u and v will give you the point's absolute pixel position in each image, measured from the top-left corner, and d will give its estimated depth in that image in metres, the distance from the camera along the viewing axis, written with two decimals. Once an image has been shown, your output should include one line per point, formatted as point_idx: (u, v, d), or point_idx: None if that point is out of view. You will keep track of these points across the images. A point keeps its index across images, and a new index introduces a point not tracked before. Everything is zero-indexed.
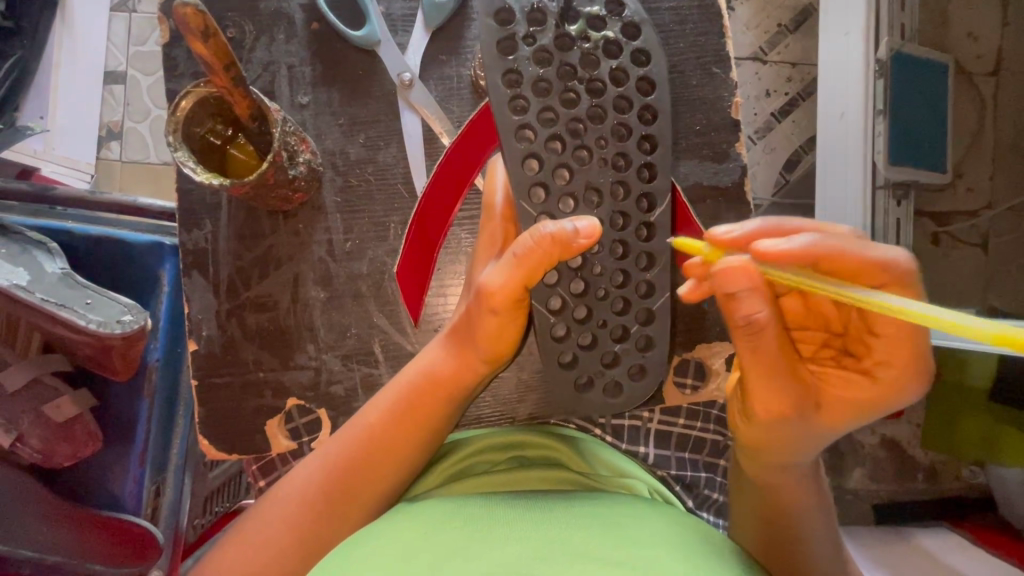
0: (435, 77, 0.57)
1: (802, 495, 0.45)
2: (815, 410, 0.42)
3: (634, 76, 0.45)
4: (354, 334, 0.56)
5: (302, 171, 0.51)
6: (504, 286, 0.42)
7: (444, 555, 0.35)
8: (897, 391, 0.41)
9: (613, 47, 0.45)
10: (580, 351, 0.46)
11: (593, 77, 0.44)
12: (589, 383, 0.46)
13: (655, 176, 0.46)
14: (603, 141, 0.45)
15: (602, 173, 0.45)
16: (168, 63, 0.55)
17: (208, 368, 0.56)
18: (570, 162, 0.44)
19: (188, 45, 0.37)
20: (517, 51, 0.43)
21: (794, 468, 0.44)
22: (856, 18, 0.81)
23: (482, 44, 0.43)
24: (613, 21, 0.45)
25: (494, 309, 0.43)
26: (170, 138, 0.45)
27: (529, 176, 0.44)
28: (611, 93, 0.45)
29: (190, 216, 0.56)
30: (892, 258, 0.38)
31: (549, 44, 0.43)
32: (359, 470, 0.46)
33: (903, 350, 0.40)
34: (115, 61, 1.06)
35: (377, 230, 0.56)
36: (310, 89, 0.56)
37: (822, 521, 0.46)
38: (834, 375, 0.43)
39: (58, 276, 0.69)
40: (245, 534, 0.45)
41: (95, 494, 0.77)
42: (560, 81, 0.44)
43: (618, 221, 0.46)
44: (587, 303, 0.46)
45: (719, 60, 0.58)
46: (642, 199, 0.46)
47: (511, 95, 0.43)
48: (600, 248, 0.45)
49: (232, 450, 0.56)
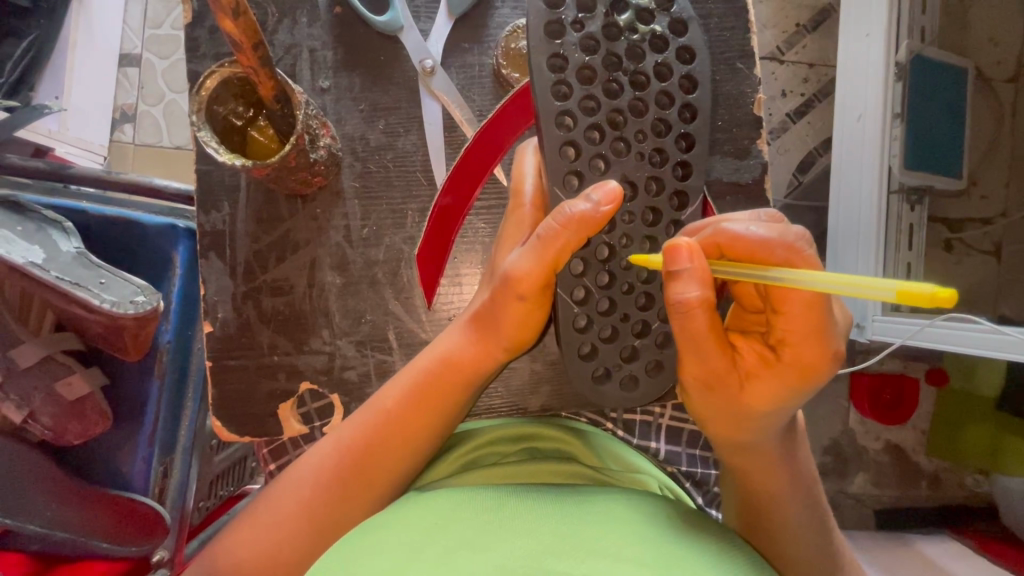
0: (457, 65, 0.56)
1: (773, 483, 0.43)
2: (735, 392, 0.39)
3: (678, 73, 0.45)
4: (369, 320, 0.56)
5: (323, 156, 0.51)
6: (531, 271, 0.42)
7: (454, 545, 0.35)
8: (807, 372, 0.37)
9: (660, 41, 0.45)
10: (600, 343, 0.46)
11: (638, 70, 0.44)
12: (606, 376, 0.46)
13: (689, 175, 0.45)
14: (642, 135, 0.44)
15: (638, 167, 0.44)
16: (190, 44, 0.55)
17: (222, 350, 0.56)
18: (606, 153, 0.44)
19: (218, 22, 0.37)
20: (564, 36, 0.43)
21: (752, 449, 0.42)
22: (878, 18, 0.79)
23: (529, 25, 0.43)
24: (661, 15, 0.45)
25: (520, 296, 0.43)
26: (194, 117, 0.45)
27: (565, 164, 0.43)
28: (654, 87, 0.44)
29: (209, 197, 0.56)
30: (782, 232, 0.35)
31: (597, 32, 0.43)
32: (377, 452, 0.46)
33: (807, 326, 0.36)
34: (130, 43, 1.08)
35: (394, 216, 0.56)
36: (331, 74, 0.56)
37: (799, 506, 0.45)
38: (750, 354, 0.39)
39: (74, 255, 0.70)
40: (258, 514, 0.45)
41: (105, 472, 0.78)
42: (605, 70, 0.44)
43: (649, 217, 0.45)
44: (611, 296, 0.46)
45: (742, 55, 0.57)
46: (675, 196, 0.45)
47: (555, 80, 0.43)
48: (629, 241, 0.45)
49: (243, 432, 0.56)
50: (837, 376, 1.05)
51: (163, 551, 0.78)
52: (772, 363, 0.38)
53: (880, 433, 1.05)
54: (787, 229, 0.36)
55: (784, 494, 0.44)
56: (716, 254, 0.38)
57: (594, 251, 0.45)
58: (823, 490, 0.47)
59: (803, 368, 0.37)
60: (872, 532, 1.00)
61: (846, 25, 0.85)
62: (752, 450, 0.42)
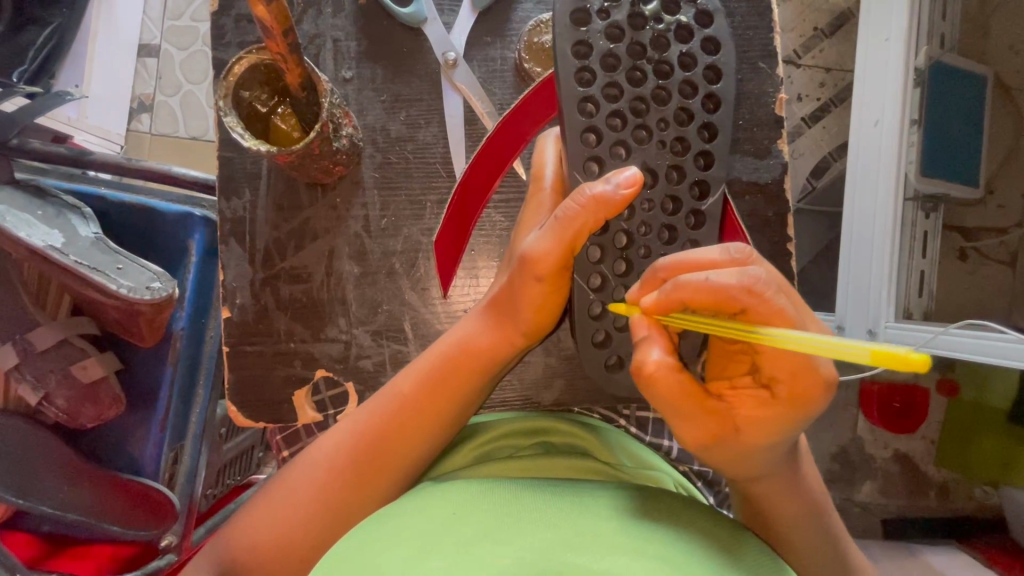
0: (479, 58, 0.57)
1: (789, 501, 0.42)
2: (732, 433, 0.36)
3: (702, 63, 0.44)
4: (385, 310, 0.57)
5: (345, 145, 0.52)
6: (551, 251, 0.42)
7: (474, 535, 0.35)
8: (804, 406, 0.34)
9: (685, 32, 0.44)
10: (614, 331, 0.46)
11: (661, 59, 0.44)
12: (618, 365, 0.46)
13: (710, 165, 0.45)
14: (663, 123, 0.44)
15: (659, 155, 0.44)
16: (215, 32, 0.55)
17: (240, 336, 0.57)
18: (627, 140, 0.44)
19: (250, 7, 0.37)
20: (590, 24, 0.43)
21: (765, 478, 0.40)
22: (897, 24, 0.79)
23: (556, 13, 0.43)
24: (687, 6, 0.45)
25: (538, 277, 0.43)
26: (221, 102, 0.45)
27: (586, 150, 0.43)
28: (677, 76, 0.44)
29: (230, 184, 0.56)
30: (740, 276, 0.33)
31: (622, 21, 0.43)
32: (392, 434, 0.46)
33: (794, 361, 0.34)
34: (149, 34, 1.10)
35: (413, 208, 0.56)
36: (354, 64, 0.56)
37: (806, 537, 0.43)
38: (744, 395, 0.36)
39: (92, 240, 0.70)
40: (274, 495, 0.46)
41: (118, 456, 0.79)
42: (629, 59, 0.44)
43: (668, 206, 0.45)
44: (627, 285, 0.46)
45: (765, 55, 0.57)
46: (696, 185, 0.45)
47: (578, 67, 0.43)
48: (648, 230, 0.45)
49: (258, 418, 0.57)
50: (847, 384, 1.05)
51: (171, 536, 0.78)
52: (767, 401, 0.35)
53: (888, 441, 1.05)
54: (742, 274, 0.33)
55: (801, 515, 0.43)
56: (683, 308, 0.36)
57: (612, 238, 0.45)
58: (834, 504, 0.46)
59: (792, 401, 0.34)
60: (879, 541, 1.00)
61: (865, 29, 0.85)
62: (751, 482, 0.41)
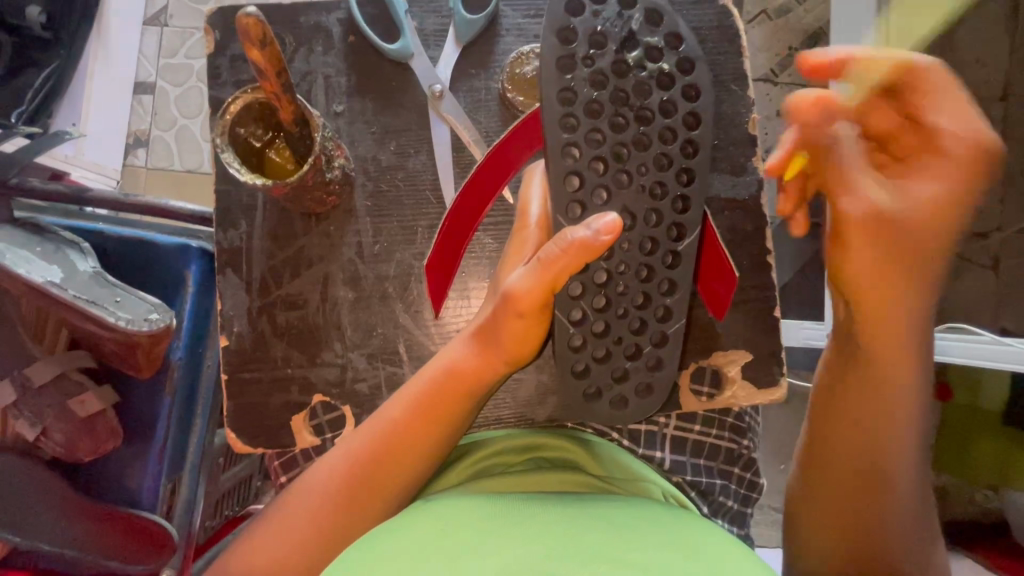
0: (465, 89, 0.59)
1: (910, 418, 0.45)
2: (930, 194, 0.44)
3: (683, 111, 0.46)
4: (380, 334, 0.58)
5: (337, 175, 0.54)
6: (532, 290, 0.43)
7: (457, 552, 0.35)
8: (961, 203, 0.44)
9: (666, 79, 0.45)
10: (593, 363, 0.47)
11: (643, 106, 0.45)
12: (597, 395, 0.47)
13: (688, 208, 0.47)
14: (643, 167, 0.46)
15: (638, 199, 0.46)
16: (211, 72, 0.58)
17: (237, 364, 0.58)
18: (608, 184, 0.46)
19: (245, 51, 0.40)
20: (575, 71, 0.44)
21: (912, 365, 0.45)
22: (868, 40, 0.83)
23: (542, 59, 0.44)
24: (669, 54, 0.46)
25: (520, 314, 0.45)
26: (217, 140, 0.48)
27: (568, 193, 0.45)
28: (659, 123, 0.46)
29: (227, 216, 0.58)
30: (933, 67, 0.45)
31: (606, 68, 0.44)
32: (386, 462, 0.47)
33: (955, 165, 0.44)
34: (145, 72, 1.12)
35: (405, 233, 0.58)
36: (345, 99, 0.59)
37: (916, 460, 0.46)
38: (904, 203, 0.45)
39: (91, 274, 0.72)
40: (271, 523, 0.46)
41: (115, 489, 0.79)
42: (611, 105, 0.45)
43: (646, 246, 0.47)
44: (606, 319, 0.47)
45: (736, 78, 0.60)
46: (674, 228, 0.47)
47: (563, 113, 0.44)
48: (626, 269, 0.47)
49: (257, 444, 0.58)
50: None
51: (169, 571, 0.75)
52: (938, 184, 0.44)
53: None
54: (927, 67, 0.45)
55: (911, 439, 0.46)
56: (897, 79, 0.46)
57: (592, 276, 0.47)
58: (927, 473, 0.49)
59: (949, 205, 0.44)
60: None
61: None
62: (905, 368, 0.45)
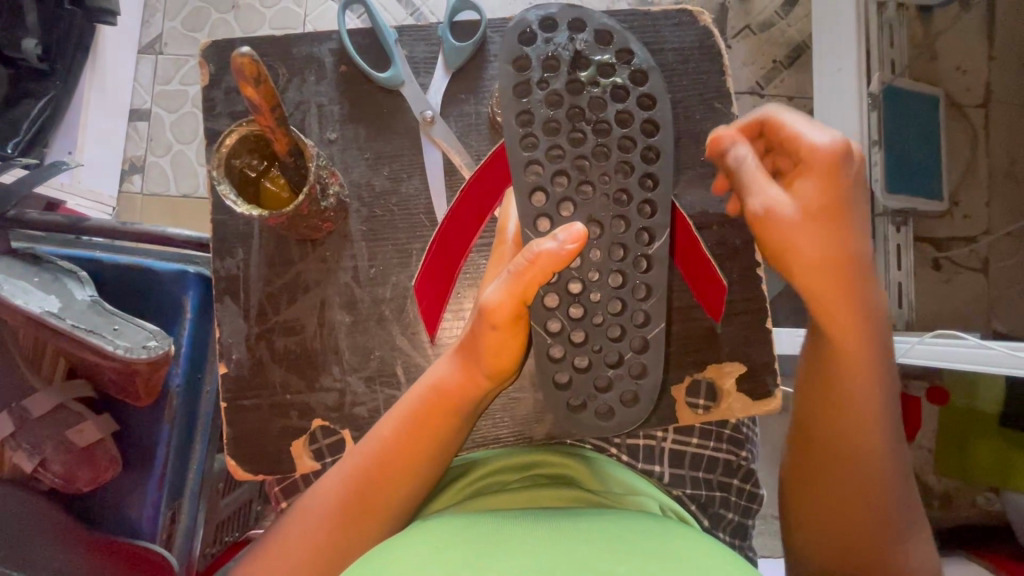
0: (455, 114, 0.60)
1: (869, 428, 0.46)
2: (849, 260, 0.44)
3: (639, 119, 0.47)
4: (377, 356, 0.59)
5: (332, 203, 0.55)
6: (503, 302, 0.43)
7: (454, 566, 0.36)
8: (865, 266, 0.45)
9: (620, 92, 0.47)
10: (575, 373, 0.47)
11: (599, 119, 0.47)
12: (582, 406, 0.47)
13: (655, 212, 0.47)
14: (606, 177, 0.47)
15: (604, 207, 0.47)
16: (207, 104, 0.59)
17: (237, 391, 0.58)
18: (573, 196, 0.47)
19: (240, 89, 0.40)
20: (531, 94, 0.46)
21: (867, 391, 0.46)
22: (848, 54, 0.85)
23: (499, 87, 0.46)
24: (622, 68, 0.47)
25: (494, 326, 0.45)
26: (214, 172, 0.48)
27: (534, 208, 0.46)
28: (616, 133, 0.47)
29: (224, 245, 0.59)
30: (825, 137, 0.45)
31: (560, 88, 0.46)
32: (372, 481, 0.47)
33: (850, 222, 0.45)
34: (140, 99, 1.16)
35: (400, 257, 0.59)
36: (338, 126, 0.60)
37: (886, 471, 0.47)
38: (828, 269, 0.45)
39: (89, 303, 0.72)
40: (273, 546, 0.47)
41: (114, 519, 0.78)
42: (569, 121, 0.47)
43: (617, 252, 0.48)
44: (584, 328, 0.47)
45: (720, 95, 0.62)
46: (642, 233, 0.48)
47: (522, 134, 0.46)
48: (599, 276, 0.48)
49: (257, 471, 0.58)
50: None
51: None
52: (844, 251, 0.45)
53: None
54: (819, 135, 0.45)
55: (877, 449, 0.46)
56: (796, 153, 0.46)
57: (566, 286, 0.47)
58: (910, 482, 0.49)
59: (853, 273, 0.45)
60: None
61: (821, 61, 0.91)
62: (858, 395, 0.46)
